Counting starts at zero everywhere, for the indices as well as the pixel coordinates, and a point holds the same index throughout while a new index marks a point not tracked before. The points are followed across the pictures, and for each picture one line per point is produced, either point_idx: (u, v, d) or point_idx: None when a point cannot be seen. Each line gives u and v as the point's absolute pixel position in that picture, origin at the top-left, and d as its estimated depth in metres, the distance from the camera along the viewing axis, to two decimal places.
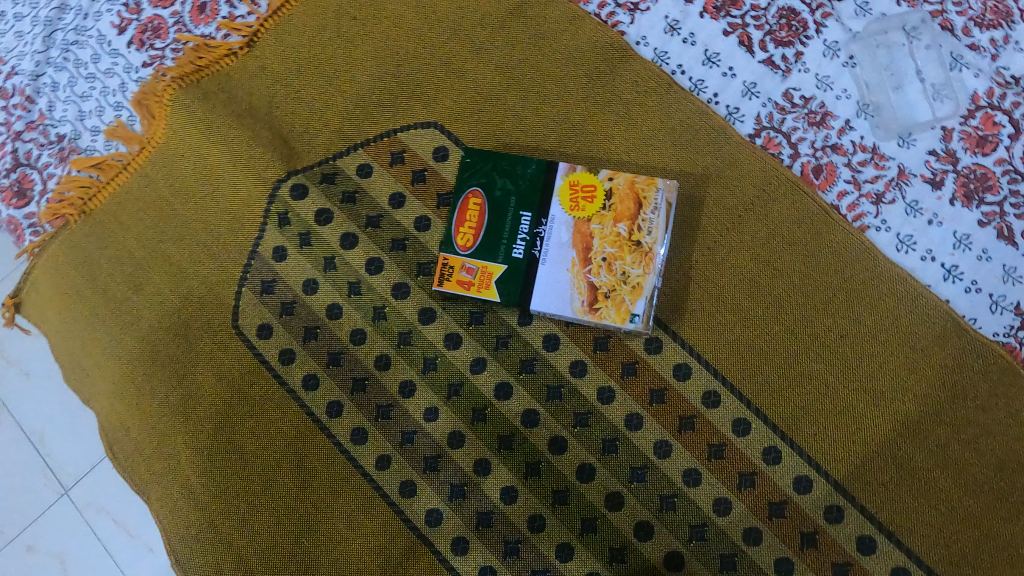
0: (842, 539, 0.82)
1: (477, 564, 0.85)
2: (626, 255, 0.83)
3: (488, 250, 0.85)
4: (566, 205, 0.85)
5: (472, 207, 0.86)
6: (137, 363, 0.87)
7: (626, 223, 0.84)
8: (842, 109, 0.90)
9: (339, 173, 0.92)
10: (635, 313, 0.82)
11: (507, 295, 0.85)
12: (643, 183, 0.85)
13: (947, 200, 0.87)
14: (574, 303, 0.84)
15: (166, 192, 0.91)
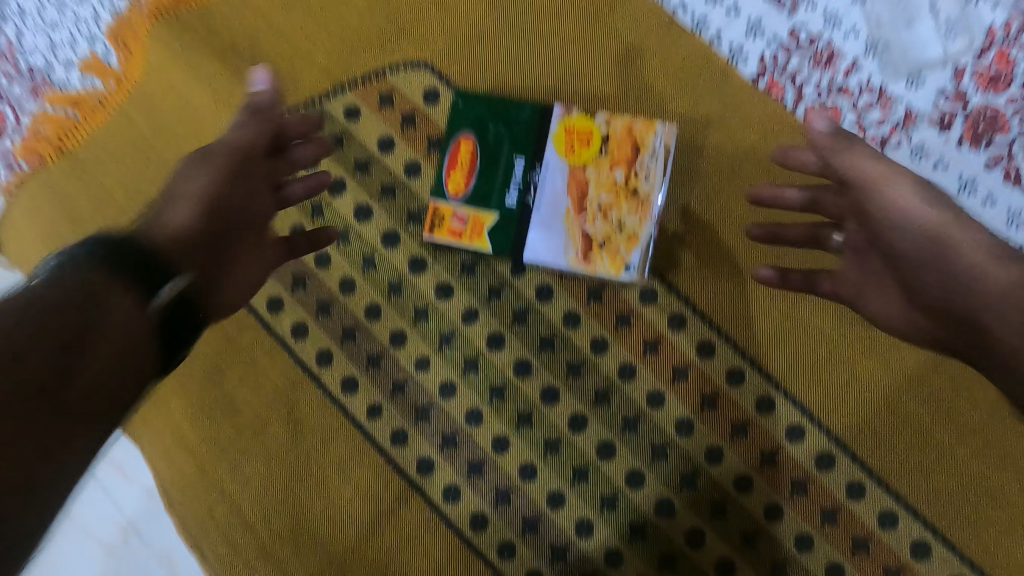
0: (844, 497, 0.78)
1: (467, 514, 0.80)
2: (622, 203, 0.78)
3: (480, 199, 0.80)
4: (561, 149, 0.79)
5: (463, 153, 0.81)
6: None
7: (623, 169, 0.78)
8: (850, 47, 0.82)
9: (326, 115, 0.87)
10: (630, 264, 0.78)
11: (500, 245, 0.80)
12: (642, 128, 0.79)
13: (954, 144, 0.80)
14: (568, 255, 0.79)
15: (149, 133, 0.88)
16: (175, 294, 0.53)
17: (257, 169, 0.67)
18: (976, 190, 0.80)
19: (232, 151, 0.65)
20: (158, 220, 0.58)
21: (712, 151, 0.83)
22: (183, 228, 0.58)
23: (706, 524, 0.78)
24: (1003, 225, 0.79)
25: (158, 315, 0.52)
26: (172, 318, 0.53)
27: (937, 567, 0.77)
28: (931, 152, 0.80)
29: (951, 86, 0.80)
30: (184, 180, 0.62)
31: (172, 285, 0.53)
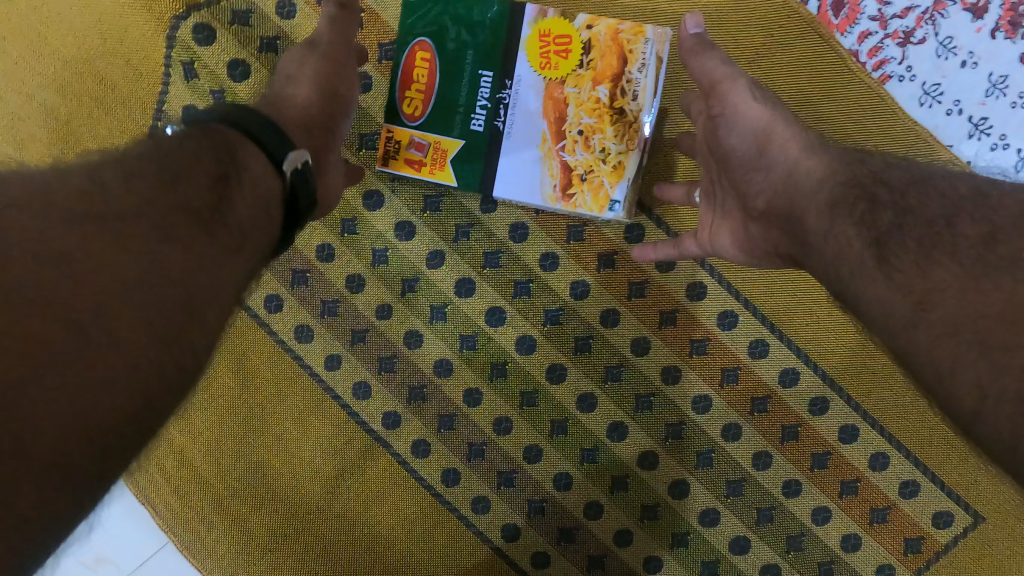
0: (836, 441, 0.73)
1: (439, 468, 0.74)
2: (607, 127, 0.66)
3: (442, 121, 0.66)
4: (535, 60, 0.65)
5: (420, 63, 0.66)
6: None
7: (609, 85, 0.65)
8: None
9: (254, 12, 0.73)
10: (615, 200, 0.66)
11: (466, 180, 0.68)
12: (632, 34, 0.65)
13: (986, 36, 0.70)
14: (545, 189, 0.67)
15: (40, 28, 0.74)
16: (298, 165, 0.48)
17: (350, 66, 0.61)
18: (1007, 91, 0.70)
19: (330, 48, 0.60)
20: (280, 103, 0.55)
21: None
22: (304, 114, 0.55)
23: (691, 473, 0.73)
24: None
25: (287, 183, 0.48)
26: (299, 189, 0.48)
27: (924, 507, 0.73)
28: (960, 47, 0.70)
29: None
30: (291, 63, 0.59)
31: (298, 154, 0.49)
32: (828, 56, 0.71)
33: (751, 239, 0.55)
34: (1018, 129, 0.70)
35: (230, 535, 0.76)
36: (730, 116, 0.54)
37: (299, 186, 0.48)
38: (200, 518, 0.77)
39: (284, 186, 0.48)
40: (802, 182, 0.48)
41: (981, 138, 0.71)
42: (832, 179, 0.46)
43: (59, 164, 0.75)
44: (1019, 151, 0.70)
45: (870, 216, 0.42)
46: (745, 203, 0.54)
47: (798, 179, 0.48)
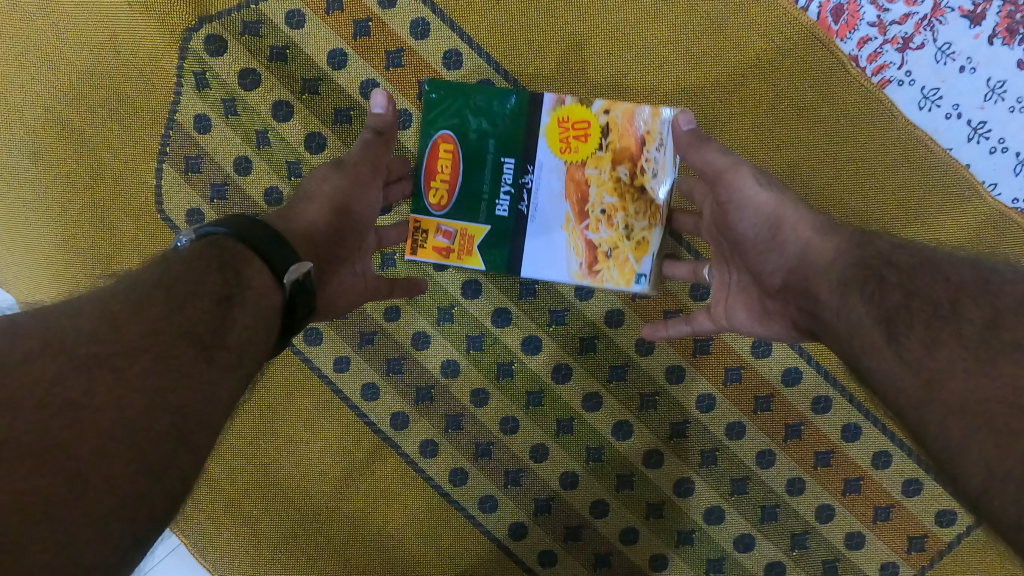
0: (839, 439, 0.74)
1: (447, 468, 0.76)
2: (630, 204, 0.64)
3: (467, 210, 0.65)
4: (555, 145, 0.64)
5: (443, 157, 0.64)
6: (53, 248, 0.79)
7: (629, 164, 0.64)
8: None
9: (263, 22, 0.74)
10: (642, 274, 0.65)
11: (493, 263, 0.66)
12: (649, 116, 0.64)
13: (984, 41, 0.71)
14: (572, 267, 0.65)
15: (52, 42, 0.76)
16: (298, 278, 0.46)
17: (373, 187, 0.61)
18: (1006, 95, 0.71)
19: (353, 165, 0.59)
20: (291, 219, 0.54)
21: (712, 64, 0.74)
22: (311, 230, 0.54)
23: (696, 471, 0.74)
24: None
25: (285, 297, 0.46)
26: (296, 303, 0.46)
27: (927, 504, 0.75)
28: (958, 52, 0.71)
29: None
30: (313, 182, 0.58)
31: (298, 269, 0.46)
32: (828, 61, 0.72)
33: (768, 312, 0.56)
34: (1017, 133, 0.71)
35: (241, 535, 0.78)
36: (738, 203, 0.54)
37: (294, 298, 0.46)
38: (216, 520, 0.78)
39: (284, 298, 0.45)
40: (810, 258, 0.49)
41: (980, 142, 0.72)
42: (842, 257, 0.47)
43: (77, 176, 0.78)
44: (1017, 154, 0.72)
45: (883, 300, 0.43)
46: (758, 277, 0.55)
47: (806, 258, 0.50)
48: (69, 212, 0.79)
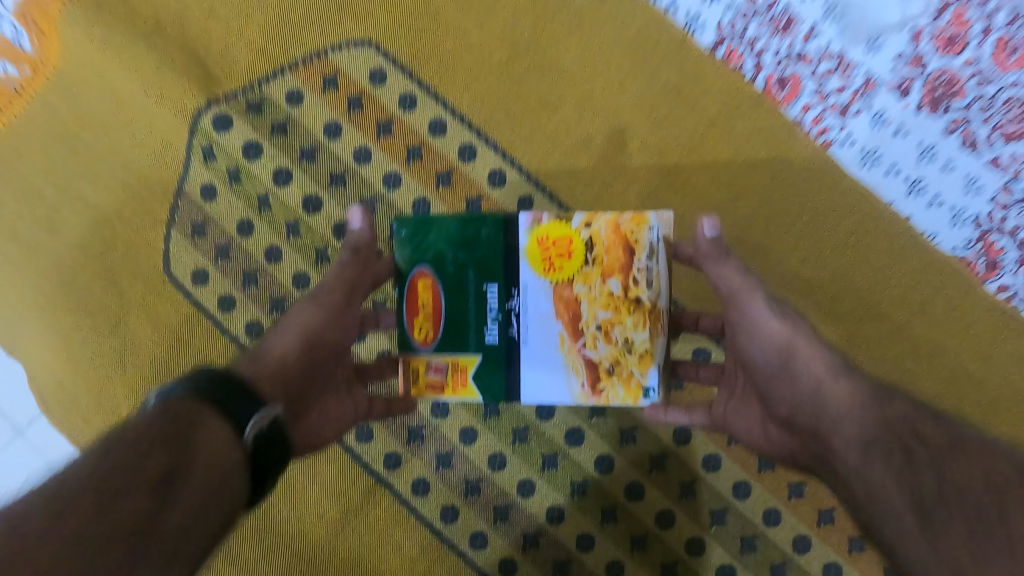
0: (807, 470, 0.79)
1: (439, 505, 0.80)
2: (625, 317, 0.59)
3: (455, 341, 0.60)
4: (537, 266, 0.59)
5: (422, 293, 0.60)
6: (68, 311, 0.86)
7: (618, 277, 0.59)
8: (807, 12, 0.76)
9: (266, 101, 0.82)
10: (650, 388, 0.59)
11: (489, 393, 0.60)
12: (633, 224, 0.59)
13: (913, 110, 0.77)
14: (575, 390, 0.60)
15: (75, 127, 0.85)
16: (262, 425, 0.49)
17: (350, 309, 0.63)
18: (936, 157, 0.78)
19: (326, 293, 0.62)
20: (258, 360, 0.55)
21: (671, 130, 0.83)
22: (283, 364, 0.56)
23: (675, 502, 0.79)
24: (961, 191, 0.78)
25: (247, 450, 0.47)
26: (267, 450, 0.48)
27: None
28: (891, 120, 0.78)
29: (909, 49, 0.75)
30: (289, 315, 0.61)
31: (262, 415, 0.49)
32: (774, 128, 0.83)
33: (770, 439, 0.62)
34: (950, 188, 0.79)
35: None
36: (751, 332, 0.61)
37: (262, 448, 0.48)
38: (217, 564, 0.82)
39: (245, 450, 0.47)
40: (827, 407, 0.54)
41: (918, 197, 0.80)
42: (866, 415, 0.51)
43: (93, 246, 0.85)
44: (952, 208, 0.79)
45: (909, 473, 0.46)
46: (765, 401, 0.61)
47: (817, 402, 0.55)
48: (85, 279, 0.85)
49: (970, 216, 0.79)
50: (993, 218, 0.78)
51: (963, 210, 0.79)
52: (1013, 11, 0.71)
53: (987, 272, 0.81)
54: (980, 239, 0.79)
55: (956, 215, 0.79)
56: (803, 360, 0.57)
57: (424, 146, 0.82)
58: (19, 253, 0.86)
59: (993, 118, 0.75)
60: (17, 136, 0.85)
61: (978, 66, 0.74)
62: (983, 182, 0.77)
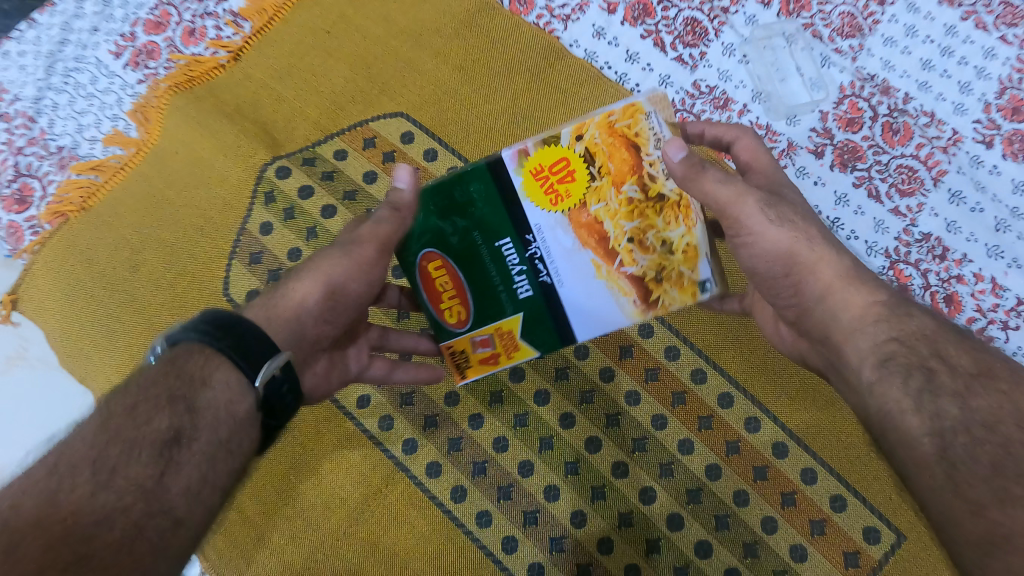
0: (772, 456, 0.90)
1: (449, 486, 0.90)
2: (656, 220, 0.67)
3: (481, 312, 0.71)
4: (545, 201, 0.67)
5: (443, 267, 0.70)
6: (135, 335, 0.99)
7: (632, 181, 0.67)
8: (740, 95, 1.05)
9: (319, 157, 1.04)
10: (704, 280, 0.69)
11: (540, 343, 0.72)
12: (630, 131, 0.66)
13: (827, 167, 1.02)
14: (628, 311, 0.70)
15: (162, 186, 1.04)
16: (272, 372, 0.57)
17: (375, 267, 0.69)
18: (849, 203, 1.01)
19: (352, 249, 0.68)
20: (273, 310, 0.65)
21: None
22: (300, 308, 0.66)
23: (656, 481, 0.90)
24: (872, 228, 1.00)
25: (259, 397, 0.56)
26: (276, 397, 0.57)
27: (854, 522, 0.88)
28: (811, 172, 1.02)
29: (819, 125, 1.03)
30: (319, 258, 0.69)
31: (273, 365, 0.57)
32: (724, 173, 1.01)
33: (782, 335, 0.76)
34: (862, 226, 1.00)
35: (268, 564, 0.87)
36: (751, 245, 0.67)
37: (271, 397, 0.57)
38: (244, 554, 0.88)
39: (255, 399, 0.56)
40: (841, 315, 0.63)
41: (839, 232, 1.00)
42: (881, 326, 0.61)
43: (165, 278, 1.01)
44: (866, 241, 0.99)
45: (930, 397, 0.54)
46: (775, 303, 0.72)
47: (829, 308, 0.64)
48: (154, 306, 1.00)
49: (881, 248, 0.99)
50: (899, 251, 0.98)
51: (875, 243, 0.99)
52: (888, 107, 1.03)
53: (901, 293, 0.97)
54: (892, 267, 0.98)
55: (870, 246, 0.99)
56: (806, 263, 0.65)
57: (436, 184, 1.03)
58: (101, 287, 1.01)
59: (888, 178, 1.01)
60: (114, 194, 1.04)
61: (872, 141, 1.02)
62: (889, 224, 0.99)
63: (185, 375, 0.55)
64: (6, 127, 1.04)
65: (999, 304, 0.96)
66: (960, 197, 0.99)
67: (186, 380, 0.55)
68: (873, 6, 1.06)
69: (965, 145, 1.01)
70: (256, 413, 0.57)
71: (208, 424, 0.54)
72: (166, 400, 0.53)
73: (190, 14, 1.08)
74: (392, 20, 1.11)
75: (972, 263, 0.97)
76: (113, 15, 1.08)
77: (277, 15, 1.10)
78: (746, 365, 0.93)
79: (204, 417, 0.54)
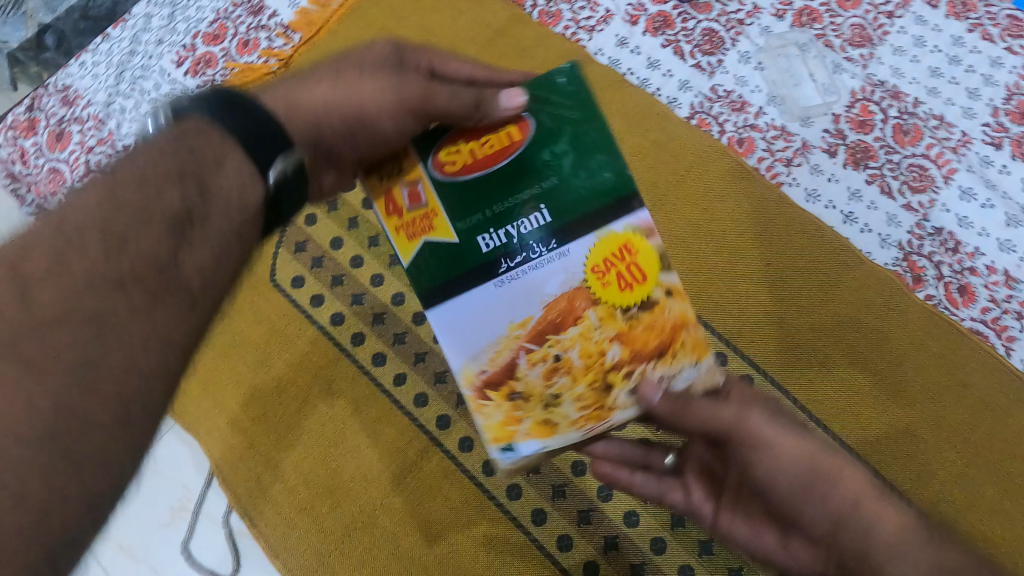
0: None
1: (480, 460, 0.93)
2: (580, 385, 0.61)
3: (448, 204, 0.61)
4: (596, 259, 0.61)
5: (508, 138, 0.62)
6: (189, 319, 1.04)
7: (626, 351, 0.61)
8: (756, 99, 1.09)
9: None
10: (516, 448, 0.63)
11: (415, 272, 0.62)
12: (691, 344, 0.61)
13: (841, 166, 1.04)
14: (472, 362, 0.62)
15: None
16: (285, 172, 0.59)
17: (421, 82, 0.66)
18: (862, 198, 1.02)
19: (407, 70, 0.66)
20: (299, 102, 0.64)
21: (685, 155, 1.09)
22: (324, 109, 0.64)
23: None
24: (885, 222, 1.01)
25: (267, 193, 0.58)
26: (281, 196, 0.59)
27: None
28: (825, 170, 1.04)
29: (832, 126, 1.06)
30: (366, 63, 0.66)
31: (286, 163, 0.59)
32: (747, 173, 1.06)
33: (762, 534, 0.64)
34: (875, 220, 1.01)
35: (310, 531, 0.92)
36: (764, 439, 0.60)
37: (276, 195, 0.59)
38: (289, 521, 0.93)
39: (265, 193, 0.57)
40: (875, 531, 0.57)
41: (852, 224, 1.02)
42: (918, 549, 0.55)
43: None
44: (880, 234, 1.00)
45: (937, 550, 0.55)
46: (798, 526, 0.61)
47: (865, 518, 0.57)
48: None
49: (895, 240, 1.00)
50: (912, 244, 0.99)
51: (889, 236, 1.00)
52: (899, 110, 1.05)
53: (915, 285, 0.98)
54: (906, 258, 0.99)
55: (884, 239, 1.00)
56: (828, 472, 0.60)
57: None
58: None
59: (900, 176, 1.02)
60: None
61: (884, 142, 1.04)
62: (901, 218, 1.00)
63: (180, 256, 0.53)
64: (79, 129, 1.13)
65: (1014, 295, 0.95)
66: (971, 194, 1.00)
67: (197, 157, 0.55)
68: (882, 18, 1.10)
69: (974, 147, 1.02)
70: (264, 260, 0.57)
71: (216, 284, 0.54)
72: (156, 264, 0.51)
73: (244, 27, 1.17)
74: (430, 31, 1.19)
75: (986, 256, 0.97)
76: (177, 28, 1.17)
77: (324, 26, 1.18)
78: (776, 338, 0.98)
79: (216, 202, 0.54)
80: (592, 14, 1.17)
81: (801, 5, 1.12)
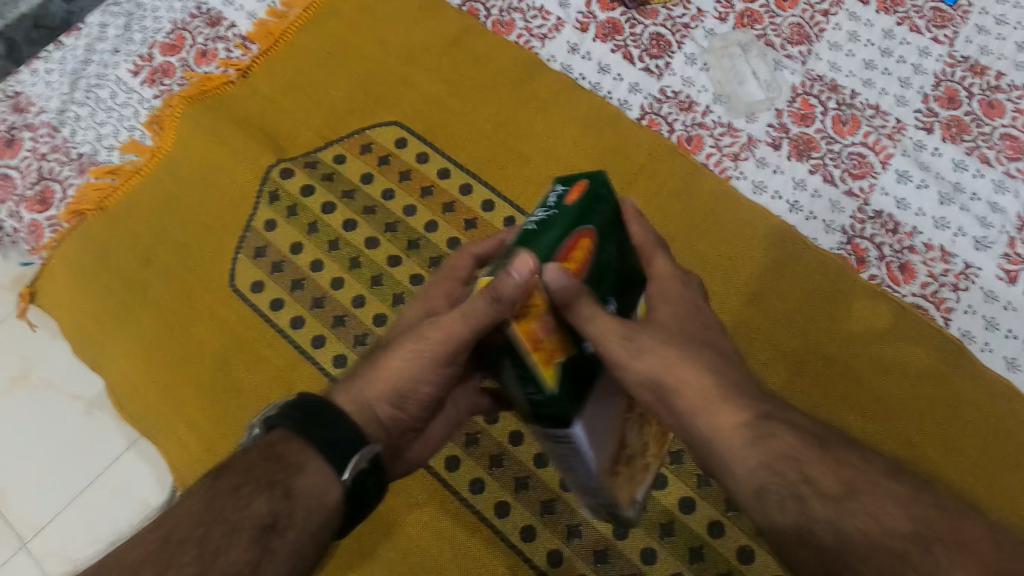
0: None
1: (444, 456, 0.94)
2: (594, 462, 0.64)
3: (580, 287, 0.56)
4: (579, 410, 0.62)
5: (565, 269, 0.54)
6: (146, 324, 1.03)
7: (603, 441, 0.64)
8: (703, 98, 1.13)
9: (319, 160, 1.10)
10: None
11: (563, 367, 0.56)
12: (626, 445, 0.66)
13: (785, 158, 1.08)
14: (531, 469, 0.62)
15: (174, 188, 1.09)
16: (359, 467, 0.58)
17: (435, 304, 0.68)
18: (806, 187, 1.06)
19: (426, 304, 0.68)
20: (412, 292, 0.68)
21: (644, 142, 1.11)
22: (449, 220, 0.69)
23: None
24: (829, 209, 1.05)
25: (345, 489, 0.57)
26: (360, 488, 0.58)
27: None
28: (771, 162, 1.08)
29: (775, 121, 1.10)
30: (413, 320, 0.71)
31: (360, 459, 0.58)
32: (697, 170, 1.09)
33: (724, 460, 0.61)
34: (820, 208, 1.05)
35: None
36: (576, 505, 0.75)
37: (356, 489, 0.57)
38: None
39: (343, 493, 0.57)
40: None
41: (798, 212, 1.05)
42: None
43: (175, 270, 1.05)
44: (824, 220, 1.04)
45: None
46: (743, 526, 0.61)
47: None
48: (164, 298, 1.04)
49: (838, 226, 1.04)
50: (854, 228, 1.03)
51: (833, 221, 1.04)
52: (837, 102, 1.10)
53: (859, 266, 1.02)
54: (850, 241, 1.03)
55: (828, 225, 1.04)
56: None
57: (413, 172, 1.10)
58: (115, 281, 1.05)
59: (841, 164, 1.06)
60: (125, 197, 1.09)
61: (825, 133, 1.08)
62: (843, 205, 1.04)
63: (277, 456, 0.56)
64: (32, 136, 1.12)
65: (950, 269, 1.00)
66: (907, 177, 1.04)
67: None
68: (819, 17, 1.15)
69: (908, 132, 1.07)
70: (344, 505, 0.57)
71: (318, 473, 0.56)
72: (266, 485, 0.54)
73: (203, 38, 1.18)
74: (384, 38, 1.18)
75: (923, 234, 1.01)
76: (133, 38, 1.18)
77: (282, 38, 1.18)
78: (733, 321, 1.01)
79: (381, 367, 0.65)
80: (543, 22, 1.20)
81: (742, 8, 1.17)
